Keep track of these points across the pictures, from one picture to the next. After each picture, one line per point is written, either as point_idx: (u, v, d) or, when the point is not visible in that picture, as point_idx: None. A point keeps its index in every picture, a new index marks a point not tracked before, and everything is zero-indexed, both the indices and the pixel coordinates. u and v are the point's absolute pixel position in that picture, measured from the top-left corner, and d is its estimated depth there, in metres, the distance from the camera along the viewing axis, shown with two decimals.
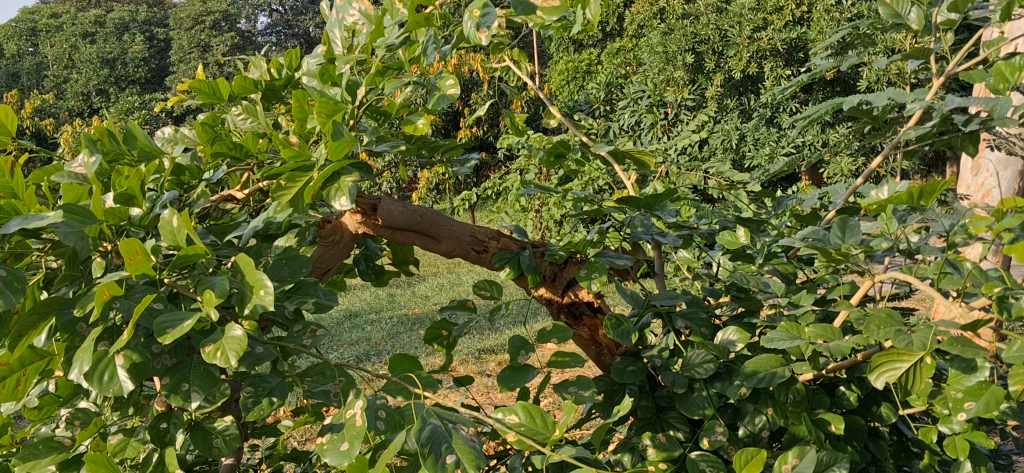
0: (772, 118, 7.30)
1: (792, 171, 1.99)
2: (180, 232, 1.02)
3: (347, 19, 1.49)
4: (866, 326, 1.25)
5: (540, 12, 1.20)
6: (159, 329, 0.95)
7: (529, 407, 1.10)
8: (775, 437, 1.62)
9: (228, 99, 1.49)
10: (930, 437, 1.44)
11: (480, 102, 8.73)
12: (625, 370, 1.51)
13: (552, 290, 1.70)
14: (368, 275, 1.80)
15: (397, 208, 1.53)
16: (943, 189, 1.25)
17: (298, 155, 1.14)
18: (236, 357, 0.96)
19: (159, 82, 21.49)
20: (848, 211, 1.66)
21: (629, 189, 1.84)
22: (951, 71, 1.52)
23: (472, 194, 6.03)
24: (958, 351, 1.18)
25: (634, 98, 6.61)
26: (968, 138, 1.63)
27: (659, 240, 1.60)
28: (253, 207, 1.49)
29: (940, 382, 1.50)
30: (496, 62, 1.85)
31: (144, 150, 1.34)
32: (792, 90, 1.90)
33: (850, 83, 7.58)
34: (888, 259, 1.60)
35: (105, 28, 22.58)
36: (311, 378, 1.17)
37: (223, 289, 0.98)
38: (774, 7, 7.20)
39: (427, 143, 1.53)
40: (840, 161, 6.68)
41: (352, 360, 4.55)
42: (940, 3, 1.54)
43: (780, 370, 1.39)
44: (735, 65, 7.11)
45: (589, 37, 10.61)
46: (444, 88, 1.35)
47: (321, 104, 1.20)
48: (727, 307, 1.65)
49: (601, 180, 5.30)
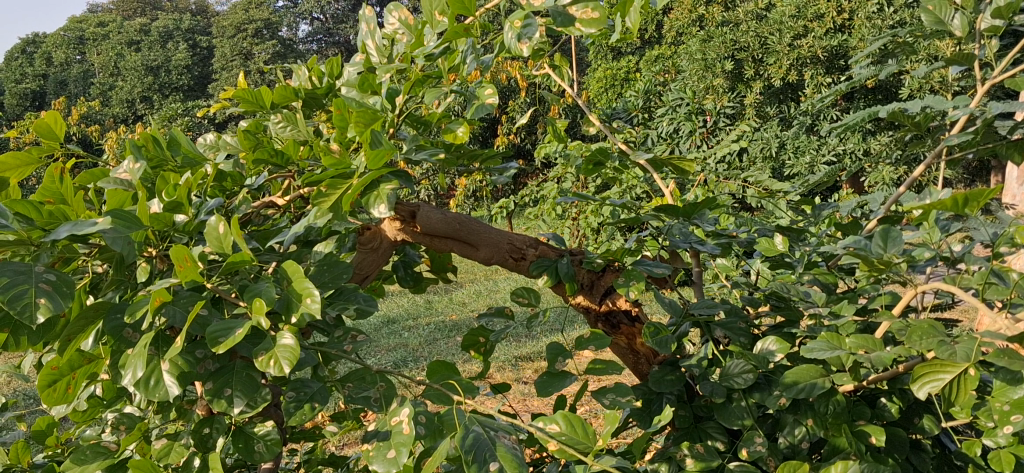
0: (813, 127, 7.21)
1: (833, 180, 1.96)
2: (227, 238, 1.03)
3: (387, 28, 1.51)
4: (908, 336, 1.24)
5: (578, 24, 1.22)
6: (211, 338, 0.96)
7: (571, 416, 1.10)
8: (815, 448, 1.60)
9: (270, 106, 1.51)
10: (975, 451, 1.41)
11: (518, 109, 8.75)
12: (663, 378, 1.51)
13: (589, 298, 1.69)
14: (405, 282, 1.80)
15: (436, 214, 1.53)
16: (988, 196, 1.22)
17: (338, 163, 1.16)
18: (288, 365, 0.97)
19: (202, 90, 21.80)
20: (889, 221, 1.64)
21: (668, 197, 1.83)
22: (996, 79, 1.49)
23: (510, 201, 6.04)
24: (1004, 362, 1.16)
25: (672, 105, 6.61)
26: (1012, 146, 1.61)
27: (697, 249, 1.60)
28: (294, 213, 1.50)
29: (984, 394, 1.47)
30: (536, 70, 1.86)
31: (187, 157, 1.36)
32: (832, 98, 1.88)
33: (892, 91, 7.48)
34: (931, 269, 1.58)
35: (149, 36, 22.97)
36: (353, 383, 1.17)
37: (272, 297, 1.00)
38: (814, 14, 7.12)
39: (466, 152, 1.53)
40: (881, 170, 6.59)
41: (389, 365, 4.58)
42: (985, 9, 1.51)
43: (820, 381, 1.37)
44: (775, 73, 7.04)
45: (628, 45, 10.62)
46: (483, 96, 1.35)
47: (360, 113, 1.24)
48: (766, 317, 1.64)
49: (639, 188, 5.26)
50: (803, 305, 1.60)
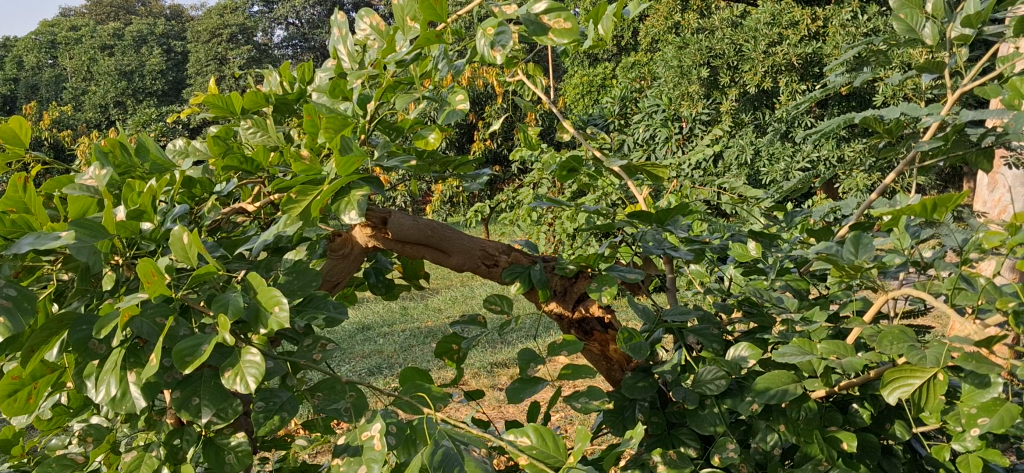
0: (787, 133, 7.25)
1: (805, 186, 1.97)
2: (192, 248, 1.02)
3: (359, 34, 1.50)
4: (878, 341, 1.25)
5: (551, 33, 1.22)
6: (178, 355, 0.96)
7: (541, 429, 1.10)
8: (788, 454, 1.60)
9: (241, 112, 1.49)
10: (944, 456, 1.41)
11: (494, 115, 8.77)
12: (636, 385, 1.51)
13: (563, 304, 1.69)
14: (377, 289, 1.79)
15: (408, 221, 1.52)
16: (956, 201, 1.22)
17: (308, 169, 1.16)
18: (255, 382, 0.97)
19: (176, 95, 21.67)
20: (861, 227, 1.65)
21: (642, 204, 1.84)
22: (965, 87, 1.50)
23: (485, 207, 6.03)
24: (971, 366, 1.18)
25: (648, 111, 6.63)
26: (983, 154, 1.62)
27: (670, 255, 1.60)
28: (264, 220, 1.48)
29: (954, 400, 1.47)
30: (510, 76, 1.85)
31: (156, 163, 1.35)
32: (806, 105, 1.88)
33: (866, 99, 7.55)
34: (903, 276, 1.60)
35: (123, 39, 22.83)
36: (322, 393, 1.16)
37: (238, 310, 0.99)
38: (789, 22, 7.17)
39: (439, 159, 1.52)
40: (855, 177, 6.64)
41: (363, 372, 4.55)
42: (956, 18, 1.52)
43: (791, 387, 1.38)
44: (750, 80, 7.06)
45: (604, 51, 10.68)
46: (454, 103, 1.35)
47: (330, 118, 1.23)
48: (739, 323, 1.65)
49: (615, 194, 5.25)
50: (776, 311, 1.60)
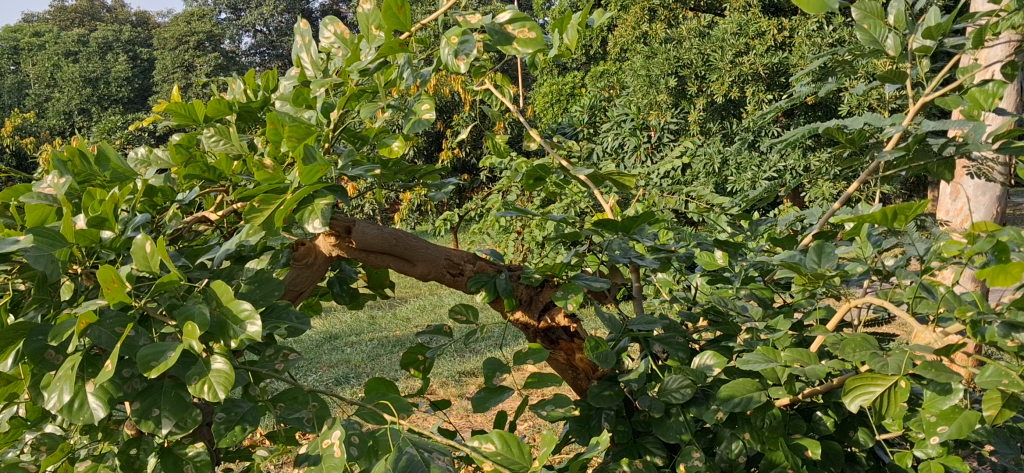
0: (754, 143, 7.31)
1: (772, 195, 1.98)
2: (154, 257, 1.01)
3: (323, 42, 1.50)
4: (842, 349, 1.26)
5: (516, 43, 1.23)
6: (142, 363, 0.94)
7: (506, 435, 1.10)
8: (753, 462, 1.61)
9: (203, 120, 1.47)
10: (906, 462, 1.42)
11: (462, 124, 8.77)
12: (601, 394, 1.51)
13: (529, 313, 1.69)
14: (342, 298, 1.78)
15: (372, 230, 1.51)
16: (917, 209, 1.23)
17: (271, 177, 1.15)
18: (223, 392, 0.97)
19: (142, 102, 21.49)
20: (825, 236, 1.66)
21: (609, 213, 1.84)
22: (926, 97, 1.52)
23: (454, 215, 6.01)
24: (931, 375, 1.19)
25: (617, 120, 6.64)
26: (944, 164, 1.64)
27: (637, 263, 1.60)
28: (226, 229, 1.47)
29: (916, 407, 1.49)
30: (477, 85, 1.85)
31: (117, 172, 1.34)
32: (772, 115, 1.89)
33: (831, 108, 7.64)
34: (866, 285, 1.61)
35: (87, 47, 22.60)
36: (284, 404, 1.15)
37: (204, 320, 0.98)
38: (756, 32, 7.26)
39: (404, 168, 1.51)
40: (821, 186, 6.71)
41: (330, 382, 4.52)
42: (917, 29, 1.54)
43: (756, 395, 1.38)
44: (717, 90, 7.10)
45: (572, 61, 10.75)
46: (420, 112, 1.35)
47: (292, 127, 1.22)
48: (705, 331, 1.65)
49: (583, 202, 5.26)
50: (740, 320, 1.61)
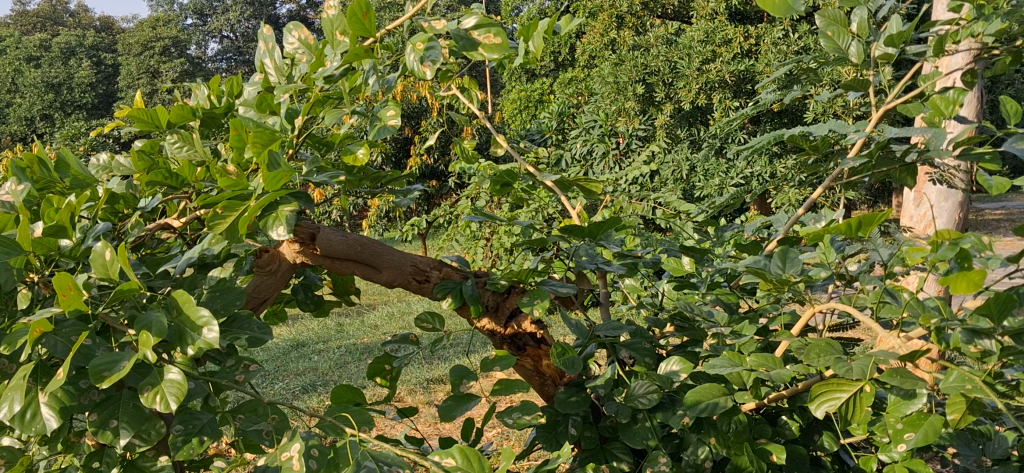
0: (721, 149, 7.37)
1: (738, 201, 1.99)
2: (113, 265, 1.00)
3: (286, 47, 1.49)
4: (806, 354, 1.27)
5: (481, 48, 1.23)
6: (95, 372, 0.93)
7: (467, 450, 1.10)
8: (719, 467, 1.62)
9: (166, 127, 1.46)
10: (870, 466, 1.43)
11: (430, 130, 8.75)
12: (568, 400, 1.50)
13: (495, 320, 1.68)
14: (306, 305, 1.77)
15: (337, 237, 1.50)
16: (880, 219, 1.24)
17: (235, 184, 1.14)
18: (175, 402, 0.95)
19: (105, 108, 21.28)
20: (789, 241, 1.67)
21: (576, 219, 1.84)
22: (889, 104, 1.54)
23: (422, 221, 6.00)
24: (897, 382, 1.20)
25: (586, 127, 6.64)
26: (906, 171, 1.65)
27: (604, 269, 1.60)
28: (189, 236, 1.47)
29: (879, 411, 1.50)
30: (444, 90, 1.84)
31: (76, 178, 1.32)
32: (738, 122, 1.90)
33: (797, 115, 7.72)
34: (830, 289, 1.63)
35: (49, 51, 22.31)
36: (244, 415, 1.14)
37: (160, 329, 0.97)
38: (722, 40, 7.32)
39: (368, 175, 1.50)
40: (787, 192, 6.78)
41: (297, 391, 4.48)
42: (879, 37, 1.55)
43: (721, 400, 1.39)
44: (685, 96, 7.15)
45: (541, 68, 10.79)
46: (385, 118, 1.34)
47: (257, 133, 1.21)
48: (671, 337, 1.66)
49: (550, 208, 5.27)
50: (706, 325, 1.62)
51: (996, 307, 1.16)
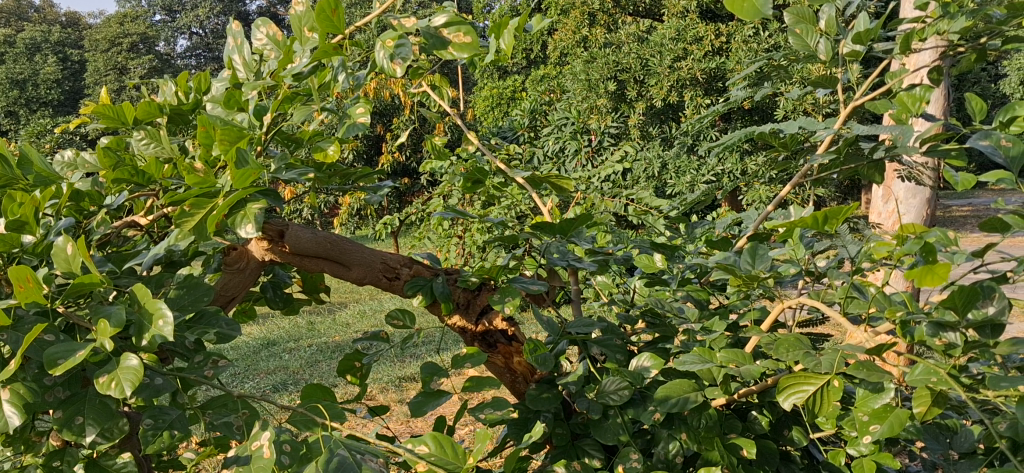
0: (692, 146, 7.40)
1: (709, 198, 1.99)
2: (75, 259, 0.99)
3: (254, 43, 1.47)
4: (775, 349, 1.28)
5: (452, 47, 1.23)
6: (50, 361, 0.92)
7: (439, 436, 1.10)
8: (691, 462, 1.62)
9: (133, 123, 1.44)
10: (840, 460, 1.44)
11: (402, 127, 8.72)
12: (539, 397, 1.50)
13: (466, 318, 1.68)
14: (275, 303, 1.75)
15: (306, 234, 1.50)
16: (846, 213, 1.24)
17: (202, 181, 1.12)
18: (130, 388, 0.94)
19: (72, 105, 21.02)
20: (758, 239, 1.68)
21: (547, 216, 1.84)
22: (857, 101, 1.55)
23: (393, 219, 5.98)
24: (863, 375, 1.22)
25: (558, 124, 6.64)
26: (875, 167, 1.66)
27: (575, 266, 1.60)
28: (156, 234, 1.45)
29: (848, 405, 1.52)
30: (415, 88, 1.83)
31: (40, 176, 1.30)
32: (709, 119, 1.90)
33: (767, 113, 7.77)
34: (799, 285, 1.64)
35: (14, 47, 22.01)
36: (213, 410, 1.14)
37: (119, 319, 0.96)
38: (694, 37, 7.36)
39: (338, 171, 1.49)
40: (757, 189, 6.82)
41: (267, 389, 4.45)
42: (848, 35, 1.56)
43: (692, 395, 1.39)
44: (656, 94, 7.16)
45: (514, 66, 10.79)
46: (355, 116, 1.33)
47: (224, 130, 1.19)
48: (642, 333, 1.66)
49: (522, 206, 5.27)
50: (677, 322, 1.62)
51: (959, 300, 1.17)
